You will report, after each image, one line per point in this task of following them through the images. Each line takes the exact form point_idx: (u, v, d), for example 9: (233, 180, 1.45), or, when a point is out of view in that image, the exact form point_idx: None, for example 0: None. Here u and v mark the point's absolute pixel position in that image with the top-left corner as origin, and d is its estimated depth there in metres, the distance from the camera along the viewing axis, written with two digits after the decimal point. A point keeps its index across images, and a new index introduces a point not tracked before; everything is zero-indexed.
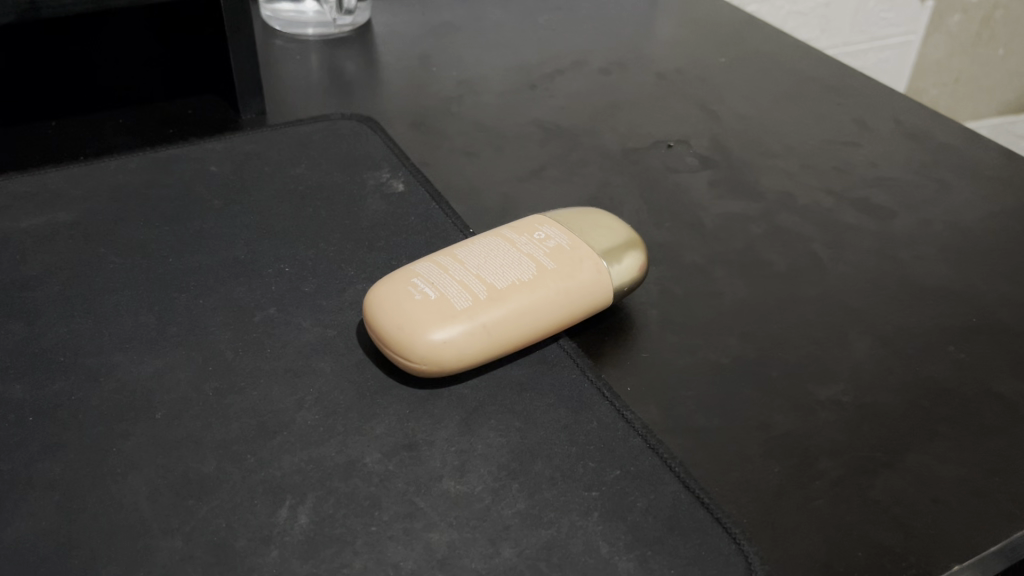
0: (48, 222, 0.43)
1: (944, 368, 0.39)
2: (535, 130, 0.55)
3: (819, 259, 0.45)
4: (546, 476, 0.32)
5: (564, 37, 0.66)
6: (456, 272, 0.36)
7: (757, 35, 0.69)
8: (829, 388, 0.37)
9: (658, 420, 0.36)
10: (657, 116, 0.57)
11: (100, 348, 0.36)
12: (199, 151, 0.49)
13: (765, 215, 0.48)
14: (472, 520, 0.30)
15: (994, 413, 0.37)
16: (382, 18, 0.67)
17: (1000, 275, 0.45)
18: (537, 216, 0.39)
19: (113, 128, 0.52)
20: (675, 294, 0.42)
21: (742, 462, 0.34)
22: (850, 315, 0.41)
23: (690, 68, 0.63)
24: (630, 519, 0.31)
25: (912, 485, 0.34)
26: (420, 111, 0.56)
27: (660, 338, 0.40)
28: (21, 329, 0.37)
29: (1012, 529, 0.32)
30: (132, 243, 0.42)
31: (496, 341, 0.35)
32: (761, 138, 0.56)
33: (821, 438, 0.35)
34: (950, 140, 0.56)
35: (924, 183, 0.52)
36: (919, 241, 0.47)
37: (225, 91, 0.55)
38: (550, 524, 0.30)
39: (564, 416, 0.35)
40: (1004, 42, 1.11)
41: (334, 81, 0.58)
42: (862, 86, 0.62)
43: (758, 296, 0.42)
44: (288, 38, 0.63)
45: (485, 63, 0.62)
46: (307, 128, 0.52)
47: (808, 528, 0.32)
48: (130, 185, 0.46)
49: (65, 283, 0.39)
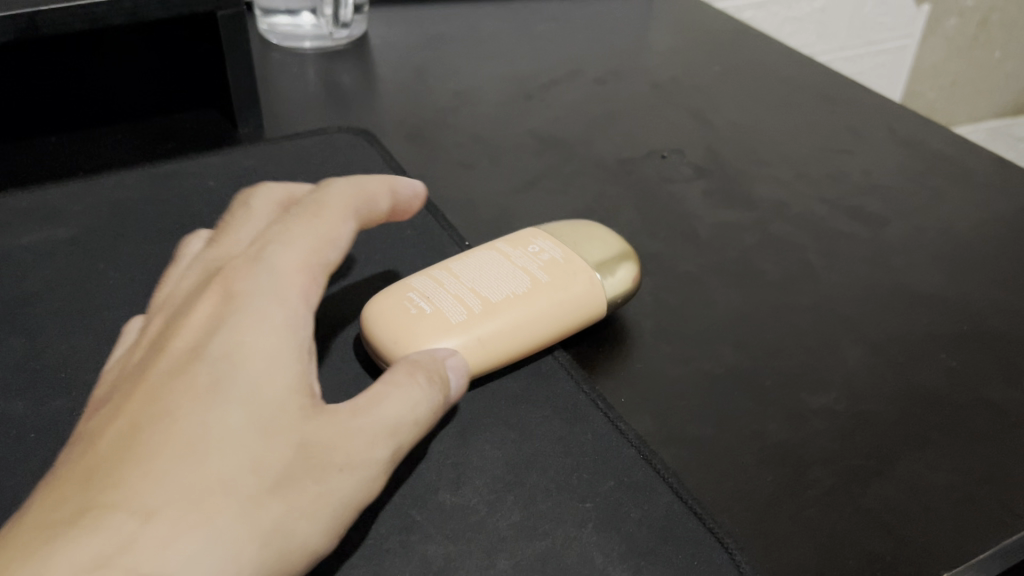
0: (48, 239, 0.44)
1: (936, 376, 0.39)
2: (531, 141, 0.55)
3: (811, 268, 0.46)
4: (541, 487, 0.33)
5: (559, 48, 0.66)
6: (451, 287, 0.36)
7: (751, 44, 0.69)
8: (822, 397, 0.38)
9: (652, 431, 0.36)
10: (652, 126, 0.58)
11: (101, 364, 0.37)
12: (199, 166, 0.50)
13: (759, 224, 0.49)
14: (467, 532, 0.31)
15: (986, 421, 0.37)
16: (378, 31, 0.67)
17: (994, 283, 0.45)
18: (531, 229, 0.40)
19: (115, 147, 0.53)
20: (668, 304, 0.43)
21: (735, 472, 0.34)
22: (843, 324, 0.42)
23: (685, 77, 0.64)
24: (624, 530, 0.31)
25: (903, 492, 0.34)
26: (417, 123, 0.56)
27: (654, 349, 0.40)
28: (22, 346, 0.37)
29: (1004, 535, 0.32)
30: (133, 260, 0.43)
31: (492, 354, 0.35)
32: (756, 147, 0.56)
33: (813, 446, 0.36)
34: (942, 146, 0.57)
35: (916, 190, 0.52)
36: (911, 249, 0.47)
37: (224, 107, 0.55)
38: (545, 536, 0.31)
39: (558, 427, 0.35)
40: (1000, 44, 1.12)
41: (331, 93, 0.59)
42: (855, 94, 0.63)
43: (751, 306, 0.43)
44: (285, 51, 0.63)
45: (481, 74, 0.62)
46: (304, 142, 0.52)
47: (800, 537, 0.32)
48: (130, 201, 0.47)
49: (65, 300, 0.40)
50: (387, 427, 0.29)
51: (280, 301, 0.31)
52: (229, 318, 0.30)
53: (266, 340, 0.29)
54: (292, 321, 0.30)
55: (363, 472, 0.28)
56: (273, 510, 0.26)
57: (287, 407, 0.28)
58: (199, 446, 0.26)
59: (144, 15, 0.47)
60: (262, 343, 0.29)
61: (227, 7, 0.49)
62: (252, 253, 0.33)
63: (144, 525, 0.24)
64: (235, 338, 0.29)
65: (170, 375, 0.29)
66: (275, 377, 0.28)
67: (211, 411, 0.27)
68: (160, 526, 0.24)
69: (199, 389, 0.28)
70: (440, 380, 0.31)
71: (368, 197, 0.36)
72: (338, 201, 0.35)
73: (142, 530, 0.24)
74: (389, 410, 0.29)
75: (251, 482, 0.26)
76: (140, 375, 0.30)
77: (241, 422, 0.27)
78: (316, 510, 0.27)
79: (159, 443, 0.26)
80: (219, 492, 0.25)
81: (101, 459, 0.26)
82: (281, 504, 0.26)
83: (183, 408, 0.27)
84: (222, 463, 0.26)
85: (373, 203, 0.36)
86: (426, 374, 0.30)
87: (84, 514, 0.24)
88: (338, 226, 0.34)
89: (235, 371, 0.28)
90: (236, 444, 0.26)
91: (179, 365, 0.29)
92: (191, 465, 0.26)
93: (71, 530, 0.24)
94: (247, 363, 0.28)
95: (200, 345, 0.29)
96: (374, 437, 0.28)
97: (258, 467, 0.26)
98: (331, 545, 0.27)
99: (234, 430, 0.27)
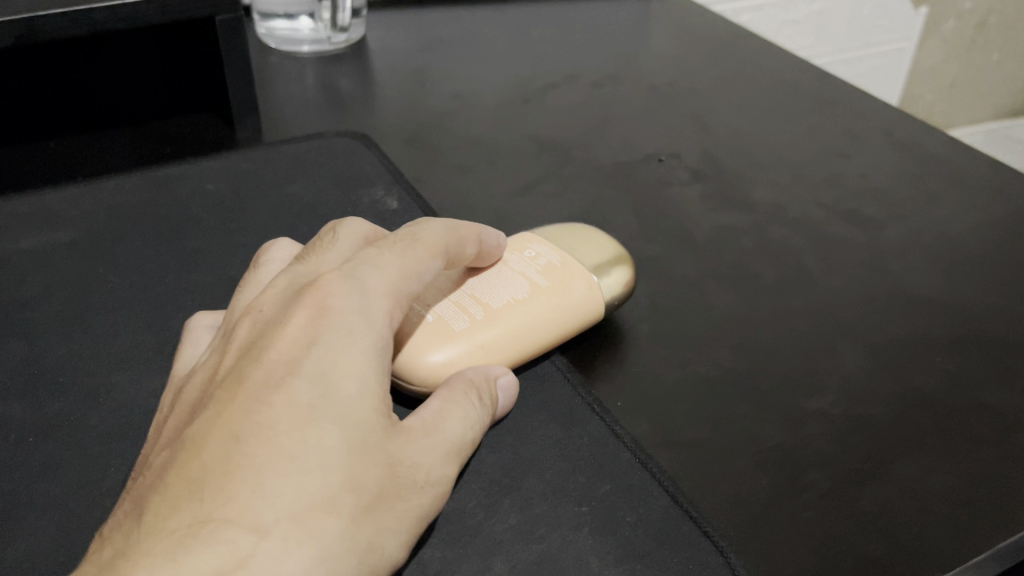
0: (48, 243, 0.44)
1: (932, 379, 0.39)
2: (528, 145, 0.55)
3: (807, 271, 0.46)
4: (537, 490, 0.33)
5: (556, 52, 0.67)
6: (451, 295, 0.36)
7: (748, 48, 0.70)
8: (818, 400, 0.38)
9: (649, 435, 0.36)
10: (649, 129, 0.58)
11: (99, 367, 0.37)
12: (197, 170, 0.50)
13: (756, 227, 0.49)
14: (464, 536, 0.31)
15: (982, 423, 0.37)
16: (377, 35, 0.68)
17: (990, 286, 0.45)
18: (525, 234, 0.40)
19: (113, 151, 0.53)
20: (665, 307, 0.43)
21: (731, 475, 0.34)
22: (840, 327, 0.42)
23: (683, 81, 0.64)
24: (620, 533, 0.31)
25: (900, 495, 0.34)
26: (415, 127, 0.56)
27: (650, 353, 0.40)
28: (21, 350, 0.37)
29: (999, 537, 0.32)
30: (131, 264, 0.43)
31: (494, 360, 0.35)
32: (753, 151, 0.56)
33: (810, 450, 0.36)
34: (939, 150, 0.57)
35: (912, 193, 0.52)
36: (908, 252, 0.47)
37: (223, 112, 0.56)
38: (541, 539, 0.31)
39: (555, 431, 0.35)
40: (999, 46, 1.12)
41: (330, 97, 0.59)
42: (852, 97, 0.63)
43: (747, 309, 0.43)
44: (283, 55, 0.63)
45: (479, 78, 0.63)
46: (301, 146, 0.52)
47: (796, 539, 0.32)
48: (129, 205, 0.47)
49: (64, 304, 0.40)
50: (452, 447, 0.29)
51: (374, 323, 0.30)
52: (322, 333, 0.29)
53: (360, 366, 0.28)
54: (382, 346, 0.29)
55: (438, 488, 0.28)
56: (371, 530, 0.26)
57: (378, 429, 0.27)
58: (301, 465, 0.26)
59: (142, 20, 0.47)
60: (356, 368, 0.28)
61: (225, 11, 0.49)
62: (348, 269, 0.31)
63: (255, 545, 0.24)
64: (331, 357, 0.28)
65: (266, 386, 0.28)
66: (369, 399, 0.28)
67: (311, 429, 0.26)
68: (269, 547, 0.24)
69: (297, 408, 0.27)
70: (489, 399, 0.32)
71: (457, 239, 0.34)
72: (433, 239, 0.33)
73: (255, 548, 0.24)
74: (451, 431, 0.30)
75: (352, 504, 0.26)
76: (229, 378, 0.28)
77: (339, 443, 0.26)
78: (401, 527, 0.27)
79: (263, 460, 0.26)
80: (323, 512, 0.25)
81: (204, 469, 0.26)
82: (374, 522, 0.26)
83: (283, 423, 0.26)
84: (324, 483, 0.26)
85: (461, 247, 0.34)
86: (479, 394, 0.31)
87: (201, 528, 0.24)
88: (431, 257, 0.32)
89: (333, 392, 0.27)
90: (337, 465, 0.26)
91: (275, 376, 0.28)
92: (297, 484, 0.25)
93: (191, 542, 0.24)
94: (343, 384, 0.28)
95: (292, 355, 0.28)
96: (445, 457, 0.29)
97: (356, 488, 0.26)
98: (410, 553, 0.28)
99: (336, 451, 0.26)
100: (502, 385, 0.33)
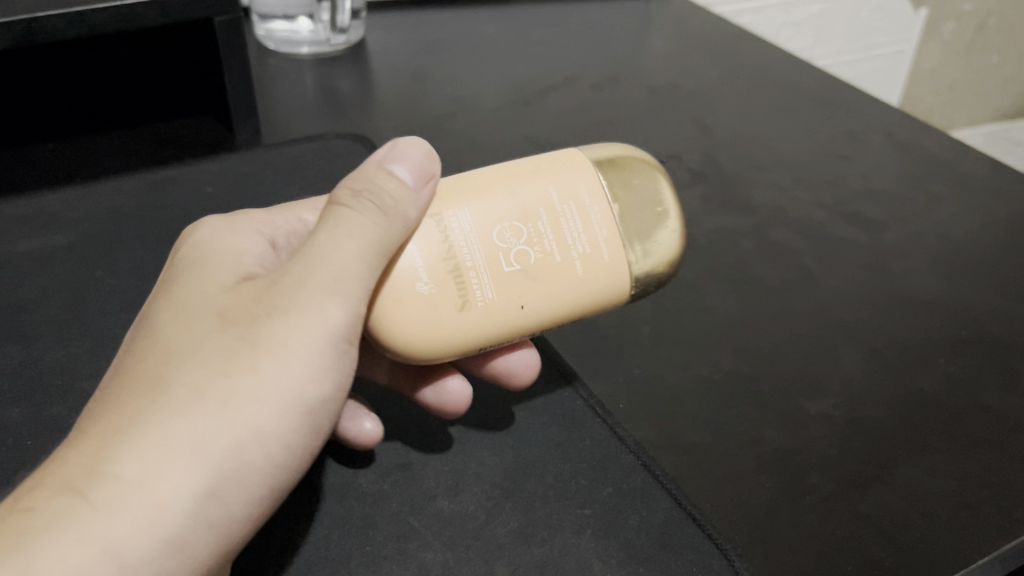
0: (46, 246, 0.43)
1: (935, 382, 0.39)
2: (528, 147, 0.55)
3: (810, 273, 0.46)
4: (539, 493, 0.33)
5: (556, 54, 0.66)
6: None
7: (748, 50, 0.70)
8: (819, 403, 0.38)
9: (651, 438, 0.36)
10: (650, 131, 0.58)
11: (97, 371, 0.37)
12: (195, 172, 0.50)
13: (757, 229, 0.49)
14: (465, 539, 0.31)
15: (985, 426, 0.37)
16: (376, 36, 0.67)
17: (993, 289, 0.45)
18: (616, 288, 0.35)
19: (113, 153, 0.53)
20: (666, 309, 0.43)
21: (733, 478, 0.34)
22: (842, 330, 0.42)
23: (683, 82, 0.64)
24: (622, 536, 0.31)
25: (903, 498, 0.34)
26: (414, 129, 0.56)
27: (652, 355, 0.40)
28: (18, 353, 0.37)
29: (1003, 540, 0.32)
30: (130, 266, 0.43)
31: None
32: (753, 153, 0.56)
33: (811, 453, 0.35)
34: (939, 151, 0.57)
35: (914, 196, 0.52)
36: (910, 254, 0.47)
37: (222, 114, 0.56)
38: (544, 542, 0.31)
39: (556, 433, 0.35)
40: (999, 48, 1.12)
41: (329, 99, 0.59)
42: (852, 99, 0.63)
43: (748, 312, 0.43)
44: (282, 57, 0.63)
45: (479, 80, 0.62)
46: (300, 147, 0.52)
47: (800, 542, 0.32)
48: (128, 207, 0.47)
49: (62, 307, 0.40)
50: (304, 272, 0.28)
51: (222, 242, 0.31)
52: (170, 263, 0.31)
53: (197, 269, 0.30)
54: (228, 253, 0.31)
55: (308, 321, 0.27)
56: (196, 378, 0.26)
57: (204, 304, 0.28)
58: (130, 363, 0.27)
59: (141, 21, 0.47)
60: (192, 273, 0.29)
61: (224, 13, 0.49)
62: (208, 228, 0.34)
63: (83, 441, 0.25)
64: (168, 280, 0.30)
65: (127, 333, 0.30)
66: (198, 288, 0.28)
67: (140, 336, 0.28)
68: (93, 435, 0.25)
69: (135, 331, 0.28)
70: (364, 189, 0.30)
71: None
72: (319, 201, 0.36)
73: (81, 444, 0.25)
74: (304, 259, 0.28)
75: (182, 370, 0.26)
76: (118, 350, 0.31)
77: (162, 331, 0.27)
78: (257, 372, 0.27)
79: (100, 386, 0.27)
80: (148, 388, 0.26)
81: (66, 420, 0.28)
82: (211, 374, 0.26)
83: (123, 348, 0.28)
84: (149, 369, 0.26)
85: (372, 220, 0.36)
86: (351, 190, 0.30)
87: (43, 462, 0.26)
88: (309, 208, 0.35)
89: (164, 298, 0.29)
90: (157, 350, 0.27)
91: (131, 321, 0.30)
92: (120, 386, 0.26)
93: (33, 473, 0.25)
94: (177, 289, 0.29)
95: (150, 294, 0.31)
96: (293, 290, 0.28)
97: (183, 356, 0.26)
98: (287, 397, 0.27)
99: (157, 341, 0.27)
100: (395, 165, 0.31)
